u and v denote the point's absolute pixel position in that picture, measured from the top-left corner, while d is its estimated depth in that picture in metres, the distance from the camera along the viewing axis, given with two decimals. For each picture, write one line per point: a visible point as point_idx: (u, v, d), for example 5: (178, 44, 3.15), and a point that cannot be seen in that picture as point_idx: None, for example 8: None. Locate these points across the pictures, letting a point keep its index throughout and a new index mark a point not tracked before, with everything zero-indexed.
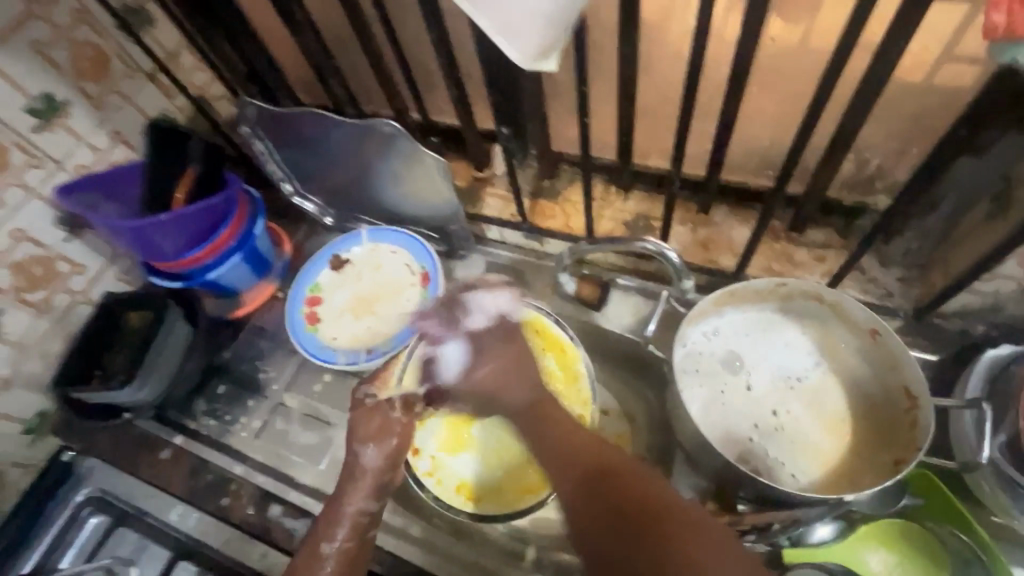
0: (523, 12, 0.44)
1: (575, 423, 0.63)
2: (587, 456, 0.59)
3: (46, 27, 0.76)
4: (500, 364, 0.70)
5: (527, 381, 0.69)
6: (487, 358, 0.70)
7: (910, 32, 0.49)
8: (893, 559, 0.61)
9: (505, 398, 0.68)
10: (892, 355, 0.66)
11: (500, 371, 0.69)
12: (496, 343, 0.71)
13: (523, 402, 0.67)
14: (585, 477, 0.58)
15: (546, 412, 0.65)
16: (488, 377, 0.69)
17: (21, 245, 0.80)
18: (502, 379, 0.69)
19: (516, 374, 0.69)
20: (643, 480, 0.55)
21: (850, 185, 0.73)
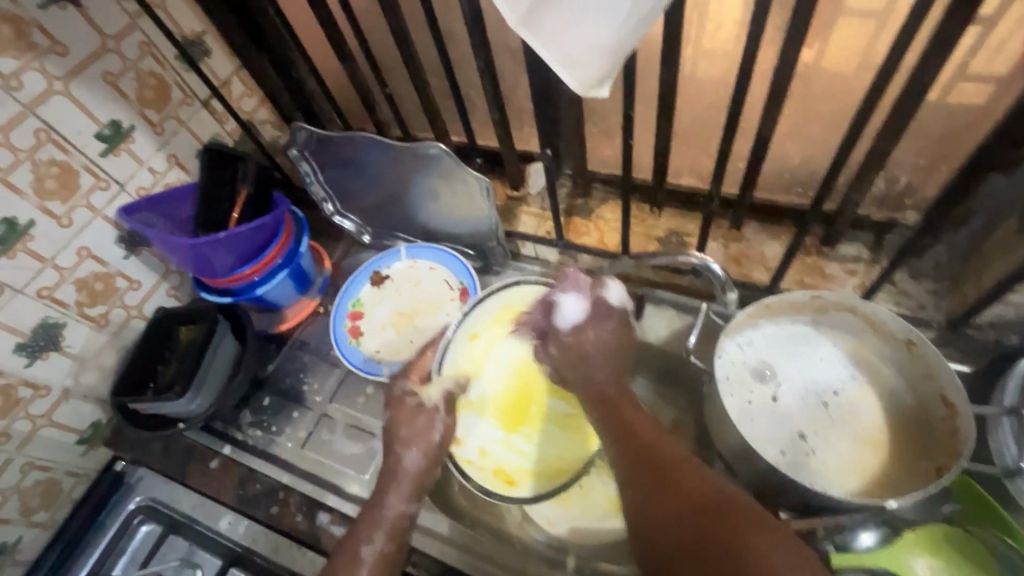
0: (584, 45, 0.48)
1: (629, 404, 0.69)
2: (644, 437, 0.64)
3: (118, 59, 0.81)
4: (612, 336, 0.72)
5: (615, 360, 0.72)
6: (602, 327, 0.72)
7: (941, 59, 0.52)
8: (940, 564, 0.62)
9: (589, 370, 0.71)
10: (928, 364, 0.68)
11: (611, 338, 0.72)
12: (607, 323, 0.72)
13: (603, 378, 0.70)
14: (631, 455, 0.63)
15: (611, 395, 0.69)
16: (605, 338, 0.72)
17: (85, 262, 0.84)
18: (582, 349, 0.72)
19: (610, 350, 0.72)
20: (686, 467, 0.59)
21: (880, 202, 0.76)
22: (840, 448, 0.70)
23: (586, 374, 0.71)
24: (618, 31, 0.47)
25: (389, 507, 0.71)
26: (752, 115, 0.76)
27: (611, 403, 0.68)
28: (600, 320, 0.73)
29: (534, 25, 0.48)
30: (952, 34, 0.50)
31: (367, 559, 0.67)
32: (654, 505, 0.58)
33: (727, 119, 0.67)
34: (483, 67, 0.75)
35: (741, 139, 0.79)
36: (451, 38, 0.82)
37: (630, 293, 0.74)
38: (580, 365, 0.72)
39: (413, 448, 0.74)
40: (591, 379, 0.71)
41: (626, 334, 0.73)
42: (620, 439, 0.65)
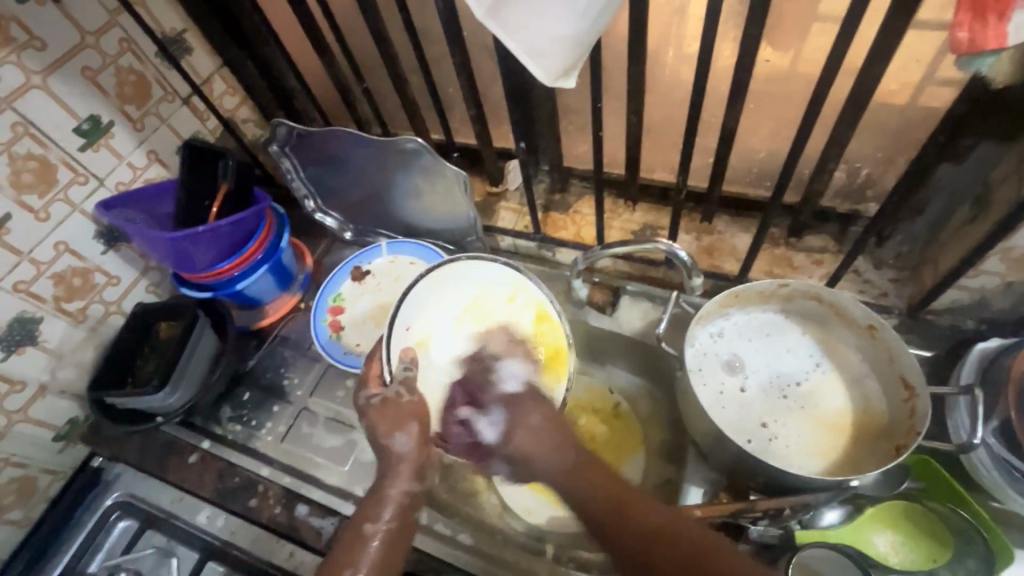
0: (551, 38, 0.50)
1: (601, 474, 0.61)
2: (629, 513, 0.57)
3: (97, 55, 0.81)
4: (542, 427, 0.65)
5: (565, 452, 0.63)
6: (529, 416, 0.66)
7: (890, 53, 0.55)
8: (900, 538, 0.64)
9: (543, 467, 0.63)
10: (890, 348, 0.70)
11: (537, 436, 0.64)
12: (529, 404, 0.67)
13: (563, 469, 0.62)
14: (625, 527, 0.56)
15: (593, 485, 0.60)
16: (529, 441, 0.64)
17: (62, 257, 0.84)
18: (541, 437, 0.64)
19: (556, 440, 0.64)
20: (680, 532, 0.54)
21: (843, 194, 0.79)
22: (806, 432, 0.72)
23: (542, 473, 0.63)
24: (580, 22, 0.49)
25: (393, 488, 0.66)
26: (718, 111, 0.79)
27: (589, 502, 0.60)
28: (513, 408, 0.67)
29: (500, 17, 0.50)
30: (895, 29, 0.53)
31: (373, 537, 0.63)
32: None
33: (693, 114, 0.69)
34: (459, 64, 0.76)
35: (709, 134, 0.82)
36: (428, 36, 0.83)
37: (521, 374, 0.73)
38: (535, 455, 0.63)
39: (399, 431, 0.69)
40: (551, 482, 0.63)
41: (556, 416, 0.67)
42: (612, 520, 0.57)
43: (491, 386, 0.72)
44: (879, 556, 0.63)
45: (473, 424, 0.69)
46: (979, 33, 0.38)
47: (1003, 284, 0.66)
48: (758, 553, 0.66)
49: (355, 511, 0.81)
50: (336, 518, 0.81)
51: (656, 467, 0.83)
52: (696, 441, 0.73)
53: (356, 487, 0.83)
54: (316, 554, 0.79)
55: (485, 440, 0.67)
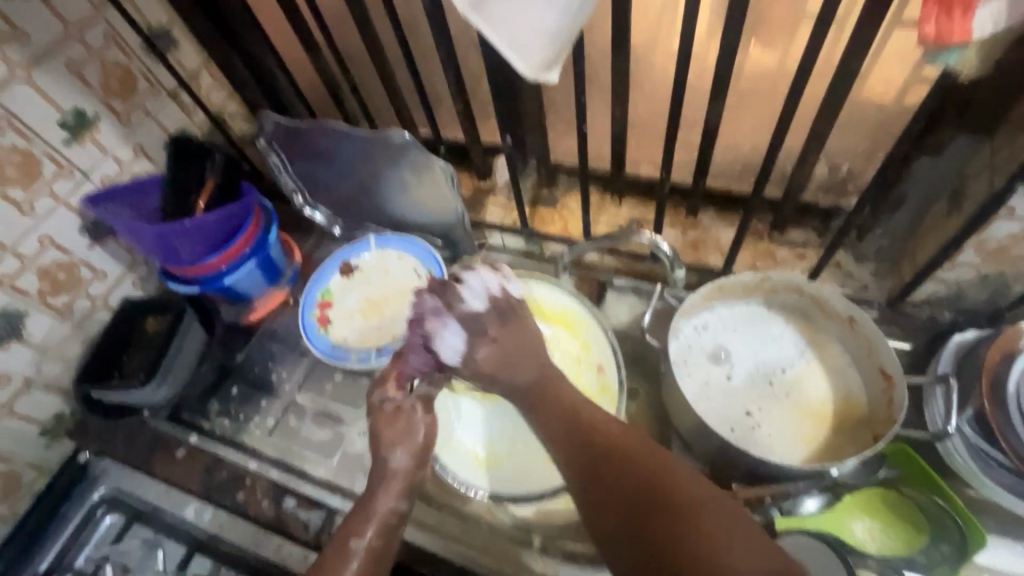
0: (532, 30, 0.51)
1: (564, 387, 0.65)
2: (584, 424, 0.60)
3: (81, 48, 0.81)
4: (503, 346, 0.68)
5: (532, 363, 0.67)
6: (489, 338, 0.68)
7: (866, 48, 0.56)
8: (877, 525, 0.65)
9: (506, 377, 0.66)
10: (870, 339, 0.71)
11: (500, 351, 0.67)
12: (501, 325, 0.69)
13: (528, 382, 0.66)
14: (582, 439, 0.59)
15: (556, 397, 0.63)
16: (493, 355, 0.67)
17: (47, 251, 0.84)
18: (502, 353, 0.67)
19: (523, 352, 0.67)
20: (638, 449, 0.56)
21: (824, 189, 0.81)
22: (788, 422, 0.73)
23: (509, 385, 0.67)
24: (561, 14, 0.49)
25: (381, 504, 0.67)
26: (702, 105, 0.79)
27: (548, 396, 0.64)
28: (482, 336, 0.69)
29: (483, 10, 0.51)
30: (870, 25, 0.54)
31: (357, 553, 0.65)
32: (608, 495, 0.54)
33: (675, 109, 0.70)
34: (446, 58, 0.77)
35: (693, 129, 0.83)
36: (415, 30, 0.83)
37: (494, 284, 0.73)
38: (507, 371, 0.66)
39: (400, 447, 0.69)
40: (517, 389, 0.66)
41: (524, 327, 0.70)
42: (574, 434, 0.59)
43: (456, 284, 0.72)
44: (857, 543, 0.64)
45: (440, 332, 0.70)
46: (947, 25, 0.39)
47: (979, 275, 0.67)
48: None
49: (342, 503, 0.82)
50: (324, 511, 0.81)
51: None
52: (680, 431, 0.74)
53: (343, 480, 0.84)
54: (304, 546, 0.80)
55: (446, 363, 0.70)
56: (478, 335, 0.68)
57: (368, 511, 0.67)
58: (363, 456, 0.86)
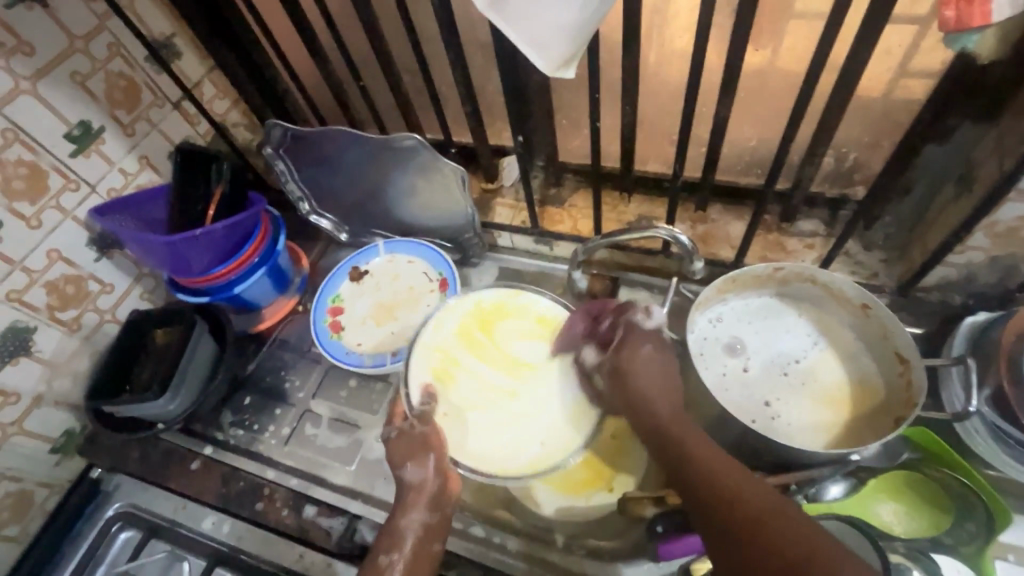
0: (552, 28, 0.51)
1: (689, 439, 0.62)
2: (717, 482, 0.57)
3: (86, 60, 0.81)
4: (660, 368, 0.70)
5: (669, 397, 0.67)
6: (650, 347, 0.71)
7: (874, 40, 0.57)
8: (902, 508, 0.66)
9: (656, 416, 0.66)
10: (884, 324, 0.72)
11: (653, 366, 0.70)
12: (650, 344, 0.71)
13: (662, 416, 0.66)
14: (717, 495, 0.56)
15: (687, 444, 0.62)
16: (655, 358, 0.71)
17: (55, 265, 0.83)
18: (656, 374, 0.69)
19: (661, 377, 0.69)
20: (778, 516, 0.52)
21: (832, 179, 0.82)
22: (806, 409, 0.74)
23: (642, 414, 0.67)
24: (581, 10, 0.50)
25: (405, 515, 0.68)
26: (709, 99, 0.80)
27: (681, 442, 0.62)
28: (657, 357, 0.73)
29: (502, 8, 0.51)
30: (878, 17, 0.55)
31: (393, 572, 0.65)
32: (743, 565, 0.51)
33: (685, 105, 0.71)
34: (454, 60, 0.77)
35: (700, 125, 0.84)
36: (421, 34, 0.84)
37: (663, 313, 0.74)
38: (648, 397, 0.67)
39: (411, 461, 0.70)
40: (645, 417, 0.67)
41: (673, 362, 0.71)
42: (704, 491, 0.57)
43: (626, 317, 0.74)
44: (884, 525, 0.65)
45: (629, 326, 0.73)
46: (965, 11, 0.40)
47: (988, 258, 0.68)
48: None
49: (363, 508, 0.81)
50: (345, 517, 0.80)
51: None
52: (701, 422, 0.75)
53: (363, 486, 0.83)
54: (326, 555, 0.79)
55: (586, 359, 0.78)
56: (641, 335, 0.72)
57: (396, 529, 0.68)
58: (381, 460, 0.85)
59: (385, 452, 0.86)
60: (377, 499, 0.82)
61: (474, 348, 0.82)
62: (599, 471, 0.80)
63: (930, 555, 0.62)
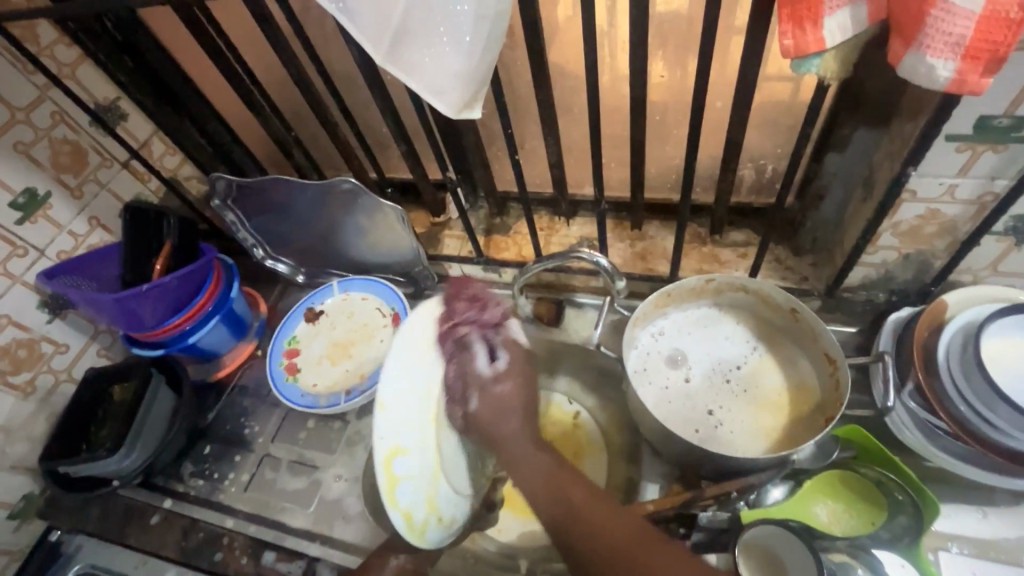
0: (448, 75, 0.54)
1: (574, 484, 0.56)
2: (565, 507, 0.55)
3: (29, 129, 0.83)
4: (522, 391, 0.60)
5: (530, 421, 0.59)
6: (514, 376, 0.60)
7: (754, 62, 0.61)
8: (840, 507, 0.67)
9: (527, 462, 0.57)
10: (813, 326, 0.74)
11: (506, 407, 0.59)
12: (508, 392, 0.60)
13: (509, 434, 0.59)
14: (555, 508, 0.55)
15: (570, 493, 0.55)
16: (518, 395, 0.60)
17: (6, 330, 0.85)
18: (511, 403, 0.59)
19: (516, 411, 0.59)
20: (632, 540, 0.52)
21: (755, 190, 0.85)
22: (748, 415, 0.76)
23: (499, 445, 0.59)
24: (469, 57, 0.53)
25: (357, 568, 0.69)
26: (627, 123, 0.84)
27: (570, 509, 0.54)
28: (520, 373, 0.61)
29: (399, 60, 0.54)
30: (754, 42, 0.59)
31: None
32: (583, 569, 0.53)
33: (597, 132, 0.75)
34: (382, 103, 0.80)
35: (624, 147, 0.87)
36: (350, 80, 0.87)
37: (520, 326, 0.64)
38: (511, 460, 0.58)
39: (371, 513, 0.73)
40: (502, 446, 0.59)
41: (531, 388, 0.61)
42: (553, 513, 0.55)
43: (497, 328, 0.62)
44: (822, 526, 0.66)
45: (468, 370, 0.61)
46: (801, 39, 0.44)
47: (900, 255, 0.71)
48: (712, 539, 0.68)
49: (322, 550, 0.82)
50: (302, 562, 0.81)
51: None
52: (647, 438, 0.76)
53: (323, 527, 0.84)
54: None
55: (475, 371, 0.61)
56: (512, 368, 0.61)
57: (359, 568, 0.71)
58: (340, 499, 0.86)
59: (344, 491, 0.86)
60: (338, 540, 0.83)
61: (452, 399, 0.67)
62: None
63: (872, 552, 0.65)
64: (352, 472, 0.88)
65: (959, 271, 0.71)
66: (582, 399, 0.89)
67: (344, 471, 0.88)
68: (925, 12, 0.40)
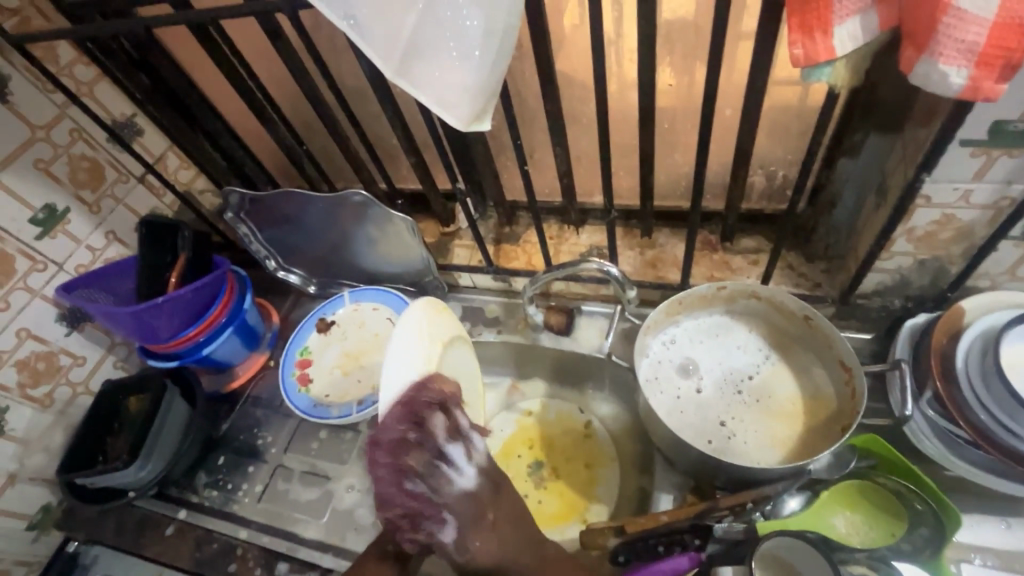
0: (457, 88, 0.55)
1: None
2: None
3: (48, 147, 0.85)
4: (501, 535, 0.65)
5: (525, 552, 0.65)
6: (481, 531, 0.64)
7: (763, 70, 0.61)
8: (859, 518, 0.66)
9: None
10: (826, 334, 0.74)
11: (494, 554, 0.64)
12: (496, 524, 0.65)
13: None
14: None
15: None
16: (489, 552, 0.63)
17: (25, 343, 0.86)
18: (503, 544, 0.64)
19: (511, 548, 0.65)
20: None
21: (765, 196, 0.85)
22: (762, 424, 0.75)
23: None
24: (478, 70, 0.54)
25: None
26: (635, 131, 0.84)
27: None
28: (478, 523, 0.64)
29: (409, 74, 0.55)
30: (763, 49, 0.58)
31: None
32: None
33: (606, 141, 0.75)
34: (393, 117, 0.80)
35: (633, 156, 0.87)
36: (360, 93, 0.88)
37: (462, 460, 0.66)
38: None
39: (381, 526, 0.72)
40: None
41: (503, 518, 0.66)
42: None
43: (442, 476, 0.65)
44: (841, 537, 0.65)
45: (425, 533, 0.63)
46: (811, 47, 0.44)
47: (916, 261, 0.70)
48: (726, 551, 0.66)
49: (334, 561, 0.82)
50: (316, 572, 0.81)
51: (632, 477, 0.85)
52: (660, 448, 0.75)
53: (335, 538, 0.84)
54: None
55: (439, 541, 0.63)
56: (477, 523, 0.64)
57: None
58: (352, 510, 0.86)
59: (356, 502, 0.86)
60: (350, 551, 0.83)
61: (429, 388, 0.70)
62: (574, 500, 0.84)
63: (892, 564, 0.62)
64: (365, 483, 0.88)
65: (976, 276, 0.70)
66: (593, 408, 0.92)
67: (356, 481, 0.88)
68: (936, 19, 0.39)
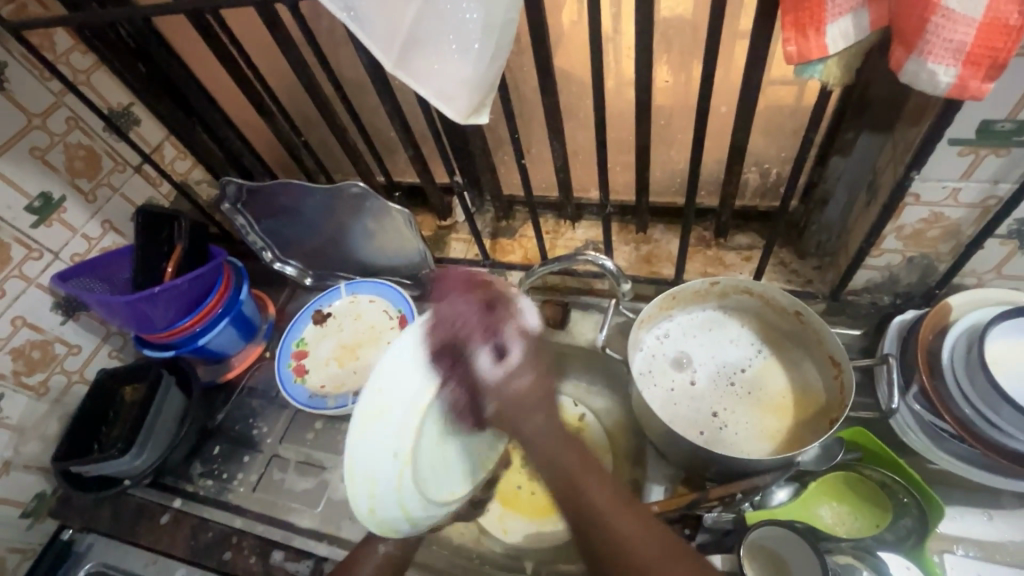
0: (455, 81, 0.55)
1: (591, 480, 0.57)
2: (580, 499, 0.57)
3: (45, 134, 0.85)
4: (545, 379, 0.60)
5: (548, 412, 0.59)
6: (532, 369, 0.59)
7: (758, 68, 0.61)
8: (845, 508, 0.68)
9: (547, 469, 0.59)
10: (816, 329, 0.75)
11: (528, 397, 0.59)
12: (535, 375, 0.59)
13: (534, 430, 0.58)
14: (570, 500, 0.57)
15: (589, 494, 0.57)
16: (530, 391, 0.59)
17: (21, 331, 0.86)
18: (536, 388, 0.59)
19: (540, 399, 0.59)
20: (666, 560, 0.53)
21: (759, 194, 0.86)
22: (752, 417, 0.76)
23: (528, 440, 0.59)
24: (476, 63, 0.54)
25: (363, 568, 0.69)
26: (632, 127, 0.85)
27: (580, 490, 0.57)
28: (534, 363, 0.60)
29: (408, 67, 0.55)
30: (758, 47, 0.59)
31: None
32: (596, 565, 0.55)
33: (603, 137, 0.76)
34: (392, 110, 0.81)
35: (629, 152, 0.88)
36: (359, 86, 0.89)
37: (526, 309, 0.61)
38: (539, 455, 0.59)
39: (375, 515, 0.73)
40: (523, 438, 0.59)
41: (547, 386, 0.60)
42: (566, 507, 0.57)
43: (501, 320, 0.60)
44: (827, 528, 0.67)
45: (472, 369, 0.61)
46: (803, 45, 0.45)
47: (905, 259, 0.72)
48: (716, 540, 0.69)
49: (329, 550, 0.83)
50: (312, 560, 0.82)
51: (625, 469, 0.86)
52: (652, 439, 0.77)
53: (330, 527, 0.85)
54: None
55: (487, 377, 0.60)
56: (527, 362, 0.60)
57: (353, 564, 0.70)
58: (347, 500, 0.86)
59: None
60: (344, 540, 0.83)
61: (438, 430, 0.69)
62: None
63: (877, 554, 0.65)
64: None
65: (962, 274, 0.72)
66: (587, 402, 0.94)
67: None
68: (925, 19, 0.40)
